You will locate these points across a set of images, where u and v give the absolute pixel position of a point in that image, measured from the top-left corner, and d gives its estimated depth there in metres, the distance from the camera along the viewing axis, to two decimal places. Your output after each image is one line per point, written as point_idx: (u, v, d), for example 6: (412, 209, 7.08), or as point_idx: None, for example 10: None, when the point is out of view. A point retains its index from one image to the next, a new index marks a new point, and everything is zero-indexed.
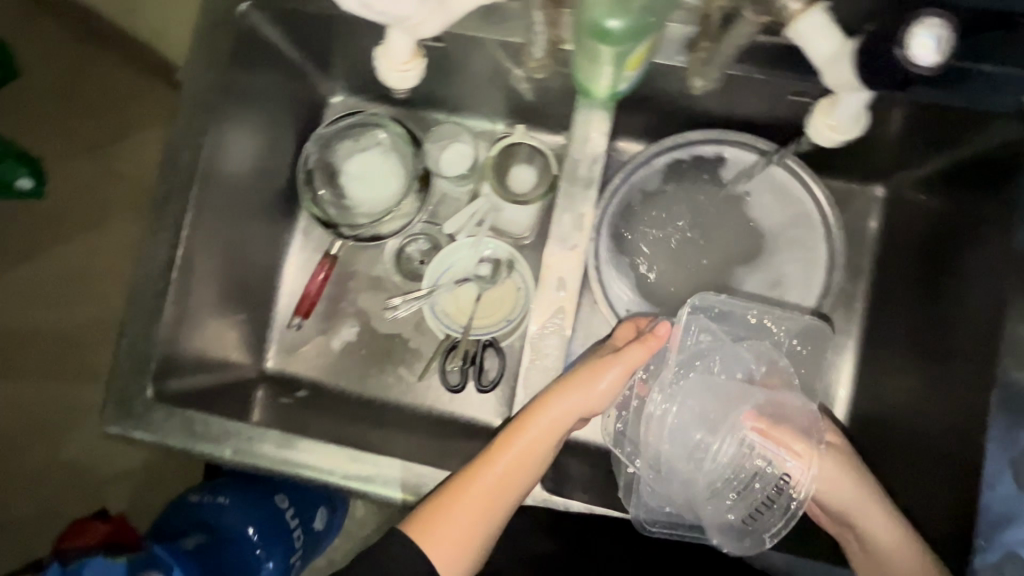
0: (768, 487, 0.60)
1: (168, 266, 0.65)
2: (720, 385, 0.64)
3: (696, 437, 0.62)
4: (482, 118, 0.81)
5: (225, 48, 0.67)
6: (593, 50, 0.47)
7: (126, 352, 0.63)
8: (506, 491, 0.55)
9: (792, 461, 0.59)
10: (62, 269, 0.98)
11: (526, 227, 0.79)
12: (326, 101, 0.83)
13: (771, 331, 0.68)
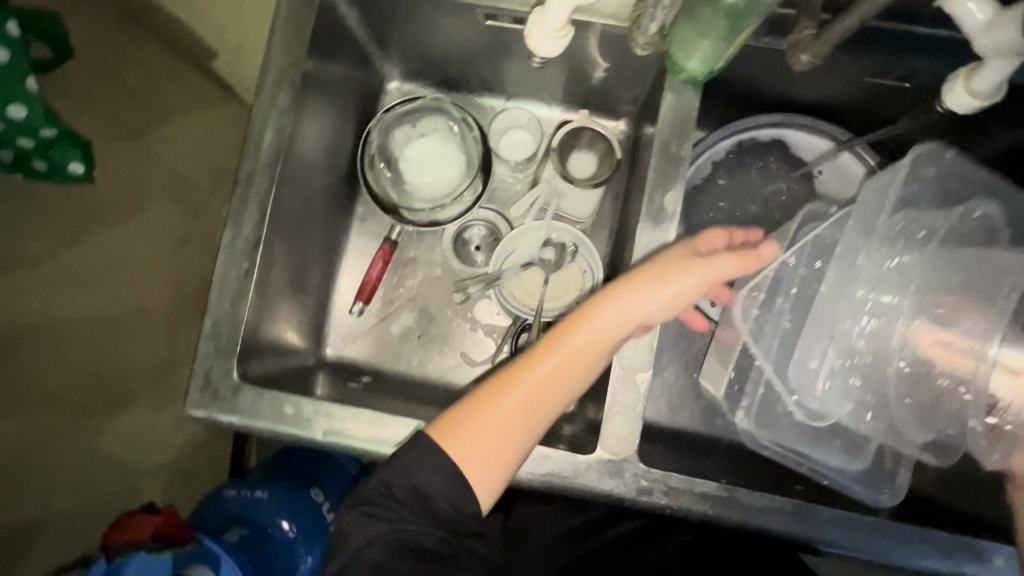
0: (945, 407, 0.58)
1: (251, 247, 0.64)
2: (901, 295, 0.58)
3: (857, 349, 0.60)
4: (541, 103, 0.82)
5: (306, 26, 0.67)
6: (708, 23, 0.49)
7: (209, 335, 0.62)
8: (549, 397, 0.52)
9: (987, 379, 0.55)
10: (110, 257, 1.01)
11: (588, 211, 0.80)
12: (384, 86, 0.83)
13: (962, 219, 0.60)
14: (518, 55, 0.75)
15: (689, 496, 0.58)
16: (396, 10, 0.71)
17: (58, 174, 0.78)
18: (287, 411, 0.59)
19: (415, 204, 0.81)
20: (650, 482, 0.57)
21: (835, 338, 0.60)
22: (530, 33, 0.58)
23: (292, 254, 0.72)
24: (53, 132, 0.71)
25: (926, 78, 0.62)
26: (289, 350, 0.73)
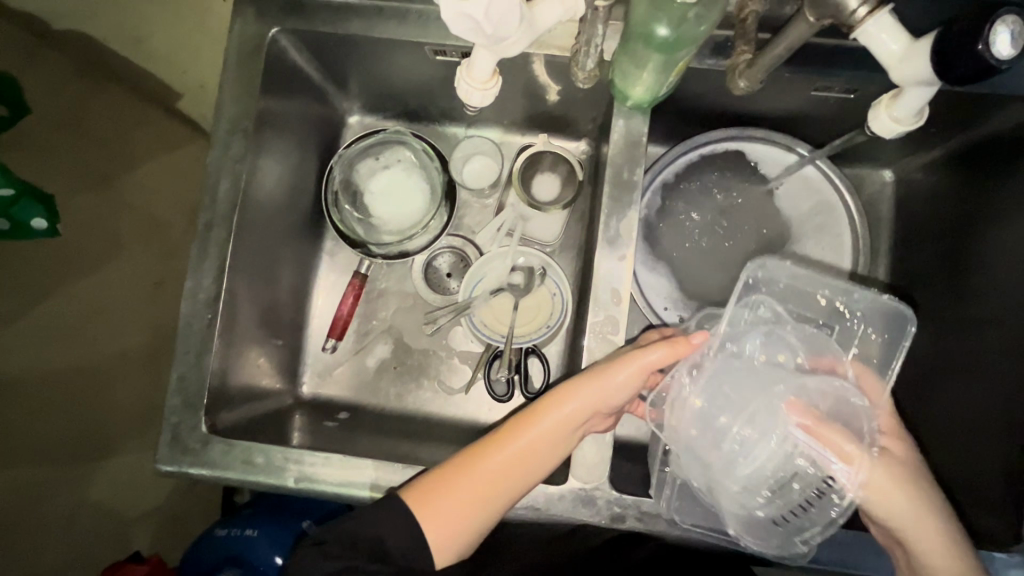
0: (807, 488, 0.58)
1: (214, 298, 0.65)
2: (764, 369, 0.61)
3: (719, 421, 0.60)
4: (501, 129, 0.83)
5: (257, 73, 0.67)
6: (642, 55, 0.50)
7: (176, 389, 0.62)
8: (512, 478, 0.52)
9: (838, 465, 0.54)
10: (82, 310, 0.96)
11: (554, 234, 0.81)
12: (344, 121, 0.84)
13: (842, 316, 0.66)
14: None
15: (663, 520, 0.60)
16: (347, 50, 0.71)
17: (21, 232, 0.78)
18: (258, 460, 0.60)
19: (382, 237, 0.81)
20: (623, 509, 0.59)
21: (702, 414, 0.60)
22: (458, 85, 0.58)
23: (260, 297, 0.72)
24: (10, 191, 0.72)
25: (869, 89, 0.63)
26: (262, 393, 0.73)
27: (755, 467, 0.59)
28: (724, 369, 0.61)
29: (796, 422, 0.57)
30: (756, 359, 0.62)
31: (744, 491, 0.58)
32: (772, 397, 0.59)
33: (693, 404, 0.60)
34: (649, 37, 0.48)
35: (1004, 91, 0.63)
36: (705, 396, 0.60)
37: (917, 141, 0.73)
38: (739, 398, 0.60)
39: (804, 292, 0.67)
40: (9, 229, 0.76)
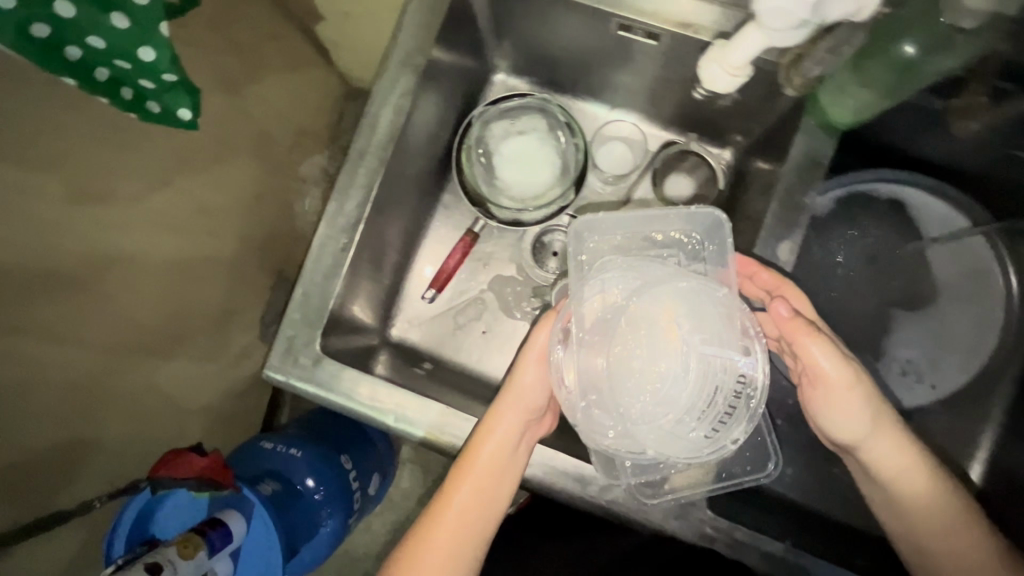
0: (728, 395, 0.65)
1: (352, 225, 0.67)
2: (617, 310, 0.65)
3: (597, 359, 0.64)
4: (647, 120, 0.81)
5: (439, 13, 0.67)
6: (872, 72, 0.61)
7: (299, 302, 0.66)
8: (482, 500, 0.67)
9: (742, 362, 0.64)
10: (190, 202, 0.96)
11: None
12: (490, 77, 0.82)
13: (680, 241, 0.70)
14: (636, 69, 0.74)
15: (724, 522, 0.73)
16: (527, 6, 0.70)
17: (168, 119, 0.77)
18: (364, 395, 0.66)
19: (503, 201, 0.80)
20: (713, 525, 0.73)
21: (593, 374, 0.64)
22: (707, 67, 0.64)
23: (381, 234, 0.73)
24: (174, 79, 0.71)
25: None
26: (363, 326, 0.75)
27: (677, 402, 0.63)
28: (597, 326, 0.65)
29: (693, 339, 0.64)
30: (612, 299, 0.65)
31: (679, 422, 0.63)
32: (638, 332, 0.65)
33: (576, 364, 0.65)
34: (895, 52, 0.59)
35: None
36: (585, 359, 0.65)
37: None
38: (613, 338, 0.64)
39: (636, 230, 0.71)
40: (158, 113, 0.75)
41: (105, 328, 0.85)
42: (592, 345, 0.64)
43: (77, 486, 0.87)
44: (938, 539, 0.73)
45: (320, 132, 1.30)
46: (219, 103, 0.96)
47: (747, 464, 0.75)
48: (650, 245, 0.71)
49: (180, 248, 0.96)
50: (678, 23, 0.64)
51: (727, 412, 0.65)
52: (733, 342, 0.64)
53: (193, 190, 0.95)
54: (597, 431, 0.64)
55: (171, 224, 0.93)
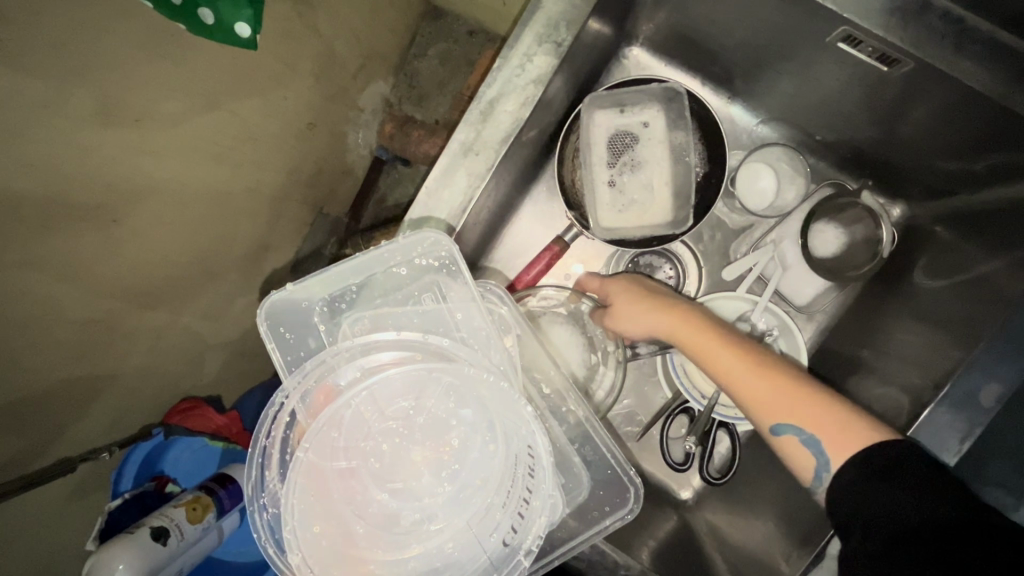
0: (519, 474, 0.64)
1: (459, 210, 0.67)
2: (357, 419, 0.64)
3: (342, 464, 0.63)
4: (795, 158, 0.83)
5: None
6: None
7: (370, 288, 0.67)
8: None
9: (524, 433, 0.63)
10: (241, 126, 0.83)
11: (810, 300, 0.84)
12: (623, 51, 0.82)
13: (417, 301, 0.68)
14: (791, 55, 0.69)
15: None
16: None
17: (221, 35, 0.63)
18: None
19: (610, 202, 0.79)
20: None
21: (331, 480, 0.62)
22: None
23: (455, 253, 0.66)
24: None
25: None
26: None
27: (477, 487, 0.64)
28: (349, 428, 0.63)
29: (402, 407, 0.66)
30: (358, 406, 0.63)
31: (486, 513, 0.63)
32: (366, 414, 0.64)
33: (330, 476, 0.62)
34: None
35: None
36: (346, 465, 0.63)
37: None
38: (352, 442, 0.64)
39: (337, 283, 0.67)
40: (209, 24, 0.61)
41: (136, 256, 0.76)
42: (347, 450, 0.63)
43: (87, 425, 0.81)
44: (799, 432, 0.61)
45: (390, 56, 1.16)
46: (286, 13, 0.80)
47: (602, 506, 0.70)
48: (366, 293, 0.68)
49: (224, 176, 0.85)
50: (937, 56, 0.59)
51: (526, 494, 0.64)
52: (520, 419, 0.63)
53: (243, 114, 0.82)
54: (399, 546, 0.62)
55: (217, 149, 0.81)
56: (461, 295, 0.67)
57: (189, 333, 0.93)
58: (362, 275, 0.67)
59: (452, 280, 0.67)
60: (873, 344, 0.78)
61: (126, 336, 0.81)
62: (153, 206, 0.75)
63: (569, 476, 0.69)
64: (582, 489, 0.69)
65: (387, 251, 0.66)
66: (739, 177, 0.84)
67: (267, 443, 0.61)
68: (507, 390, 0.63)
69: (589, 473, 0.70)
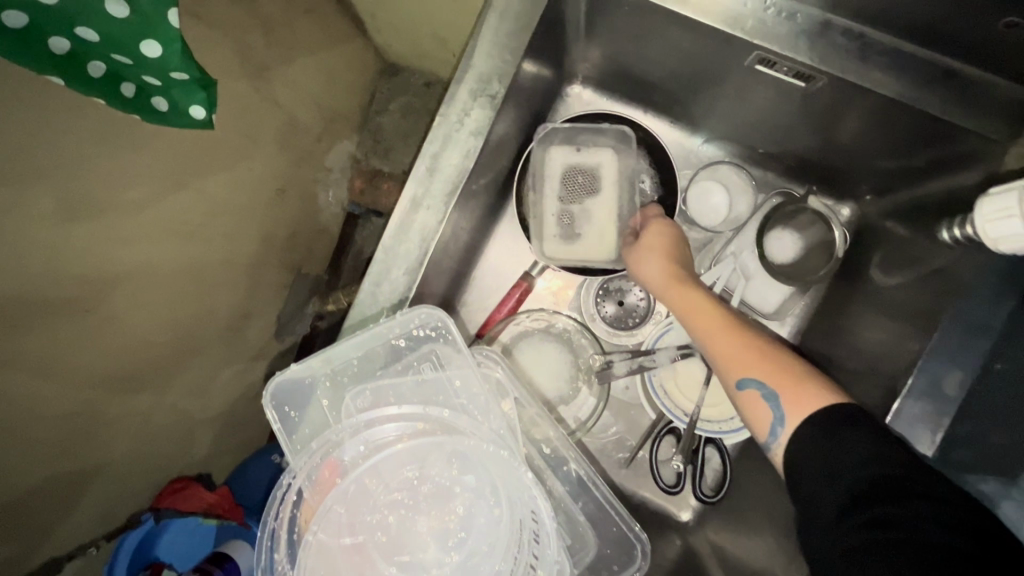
0: (525, 540, 0.63)
1: (417, 264, 0.68)
2: (363, 493, 0.64)
3: (350, 540, 0.63)
4: (738, 169, 0.86)
5: (531, 26, 0.66)
6: None
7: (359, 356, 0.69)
8: None
9: (530, 496, 0.64)
10: (209, 204, 0.85)
11: (775, 304, 0.86)
12: (565, 91, 0.85)
13: (417, 369, 0.69)
14: (722, 78, 0.72)
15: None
16: None
17: (177, 118, 0.64)
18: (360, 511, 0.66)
19: (570, 232, 0.81)
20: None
21: (340, 558, 0.62)
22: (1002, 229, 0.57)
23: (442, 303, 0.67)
24: (184, 77, 0.59)
25: None
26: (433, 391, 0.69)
27: (483, 560, 0.62)
28: (355, 502, 0.64)
29: (406, 480, 0.66)
30: (364, 479, 0.64)
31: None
32: (371, 487, 0.64)
33: (338, 554, 0.62)
34: None
35: None
36: (354, 541, 0.63)
37: None
38: (359, 518, 0.64)
39: (343, 356, 0.68)
40: (167, 110, 0.62)
41: (111, 344, 0.76)
42: (355, 526, 0.63)
43: (72, 523, 0.79)
44: (761, 388, 0.59)
45: (351, 117, 1.19)
46: (244, 93, 0.83)
47: (608, 564, 0.70)
48: (365, 367, 0.69)
49: (196, 255, 0.85)
50: (849, 69, 0.63)
51: (532, 561, 0.63)
52: (523, 486, 0.64)
53: (208, 192, 0.84)
54: None
55: (186, 230, 0.82)
56: (460, 362, 0.69)
57: (172, 414, 0.92)
58: (365, 348, 0.68)
59: (449, 349, 0.69)
60: (846, 342, 0.79)
61: (109, 424, 0.80)
62: (124, 294, 0.75)
63: (574, 535, 0.70)
64: (586, 548, 0.70)
65: (383, 326, 0.67)
66: (688, 196, 0.87)
67: (275, 525, 0.61)
68: (508, 457, 0.64)
69: (595, 533, 0.71)
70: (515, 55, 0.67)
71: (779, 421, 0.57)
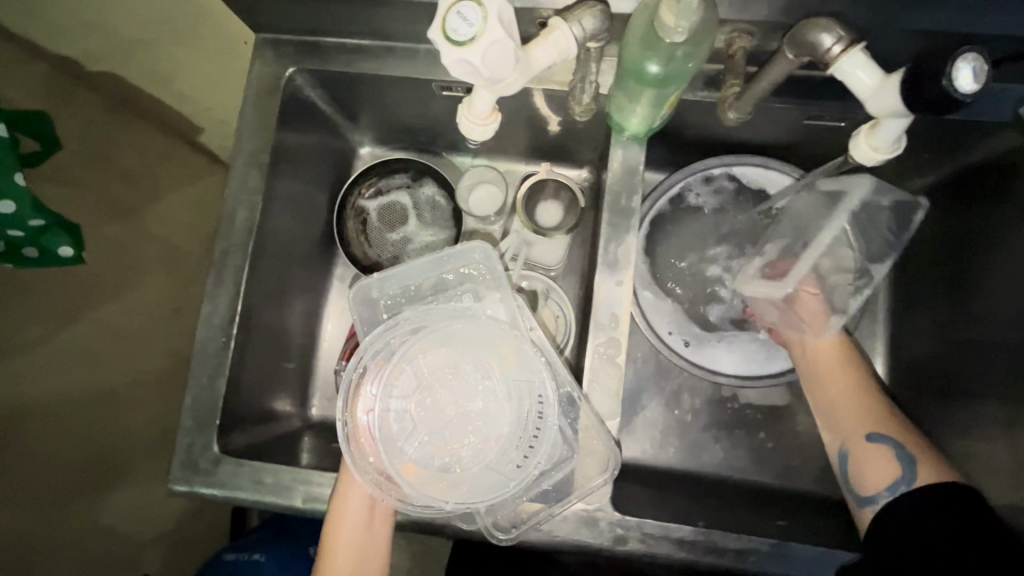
0: (530, 414, 0.63)
1: (227, 323, 0.65)
2: (413, 367, 0.64)
3: (397, 408, 0.63)
4: (506, 160, 0.85)
5: (268, 71, 0.68)
6: (635, 90, 0.52)
7: (189, 409, 0.62)
8: (370, 547, 0.63)
9: (547, 383, 0.63)
10: (105, 331, 0.94)
11: (558, 259, 0.82)
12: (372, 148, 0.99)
13: (458, 295, 0.69)
14: None
15: (665, 542, 0.60)
16: (355, 86, 0.72)
17: (46, 259, 0.80)
18: (265, 480, 0.61)
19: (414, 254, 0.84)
20: (625, 530, 0.61)
21: (392, 423, 0.63)
22: (458, 122, 0.54)
23: (279, 325, 0.75)
24: (41, 222, 0.74)
25: (860, 118, 0.63)
26: (264, 416, 0.72)
27: (494, 436, 0.63)
28: (405, 379, 0.64)
29: (444, 368, 0.64)
30: (416, 359, 0.64)
31: (500, 456, 0.62)
32: (423, 371, 0.64)
33: (392, 418, 0.63)
34: (640, 72, 0.49)
35: (994, 118, 0.61)
36: (403, 413, 0.63)
37: (915, 166, 0.72)
38: (411, 386, 0.64)
39: (410, 277, 0.70)
40: (36, 256, 0.78)
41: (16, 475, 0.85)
42: (404, 398, 0.63)
43: None
44: (894, 446, 0.59)
45: None
46: (109, 232, 0.95)
47: (589, 470, 0.62)
48: (421, 292, 0.70)
49: (99, 378, 0.94)
50: None
51: (534, 435, 0.63)
52: (535, 365, 0.64)
53: (100, 322, 0.94)
54: (432, 483, 0.61)
55: (80, 358, 0.91)
56: (495, 282, 0.69)
57: (107, 535, 0.96)
58: (423, 275, 0.70)
59: (493, 285, 0.69)
60: (669, 258, 0.77)
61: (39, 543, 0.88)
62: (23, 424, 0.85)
63: (564, 440, 0.63)
64: (574, 454, 0.63)
65: (443, 257, 0.70)
66: (457, 195, 0.83)
67: (347, 381, 0.63)
68: (532, 349, 0.64)
69: (583, 444, 0.63)
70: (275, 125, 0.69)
71: (906, 479, 0.57)
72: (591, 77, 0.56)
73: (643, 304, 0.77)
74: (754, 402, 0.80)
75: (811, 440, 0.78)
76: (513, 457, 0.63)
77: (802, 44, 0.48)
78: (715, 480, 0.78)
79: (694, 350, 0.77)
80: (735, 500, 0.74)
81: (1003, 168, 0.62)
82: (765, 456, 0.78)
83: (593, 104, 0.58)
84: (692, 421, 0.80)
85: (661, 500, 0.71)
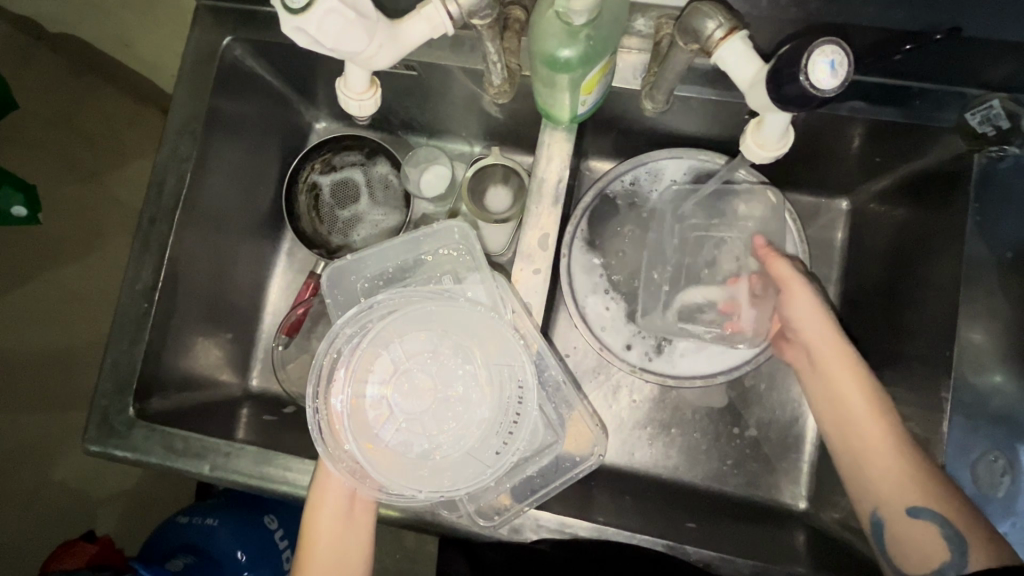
0: (510, 401, 0.63)
1: (151, 288, 0.68)
2: (392, 351, 0.64)
3: (375, 393, 0.63)
4: (460, 141, 0.84)
5: (207, 40, 0.69)
6: (550, 78, 0.50)
7: (109, 372, 0.66)
8: (349, 550, 0.63)
9: (526, 372, 0.63)
10: (64, 292, 0.95)
11: (504, 245, 0.79)
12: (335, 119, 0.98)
13: (432, 275, 0.69)
14: (415, 98, 0.76)
15: (558, 534, 0.63)
16: (297, 60, 0.71)
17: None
18: (178, 446, 0.64)
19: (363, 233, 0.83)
20: (522, 520, 0.63)
21: (368, 409, 0.63)
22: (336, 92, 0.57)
23: (213, 293, 0.75)
24: None
25: None
26: (190, 381, 0.73)
27: (474, 421, 0.63)
28: (384, 367, 0.64)
29: (421, 354, 0.65)
30: (399, 348, 0.65)
31: (479, 442, 0.63)
32: (404, 359, 0.64)
33: (368, 405, 0.63)
34: (552, 59, 0.48)
35: (939, 124, 0.60)
36: (379, 398, 0.63)
37: (866, 170, 0.69)
38: (393, 373, 0.64)
39: (383, 260, 0.70)
40: None
41: None
42: (382, 382, 0.64)
43: None
44: (935, 515, 0.54)
45: None
46: (76, 192, 0.95)
47: (569, 457, 0.67)
48: (397, 274, 0.70)
49: (55, 336, 0.94)
50: None
51: (514, 420, 0.64)
52: (515, 351, 0.63)
53: (61, 283, 0.94)
54: (412, 471, 0.61)
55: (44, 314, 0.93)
56: (472, 262, 0.68)
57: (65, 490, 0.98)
58: (399, 257, 0.70)
59: (468, 262, 0.68)
60: (611, 247, 0.76)
61: None
62: None
63: (547, 425, 0.67)
64: (559, 440, 0.67)
65: (420, 236, 0.69)
66: (408, 179, 0.81)
67: (320, 365, 0.62)
68: (511, 335, 0.63)
69: (566, 430, 0.68)
70: (209, 95, 0.70)
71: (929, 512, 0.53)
72: (494, 58, 0.56)
73: (578, 290, 0.75)
74: (692, 401, 0.79)
75: (742, 444, 0.77)
76: (488, 446, 0.63)
77: (688, 30, 0.49)
78: (643, 475, 0.77)
79: (631, 344, 0.76)
80: (659, 500, 0.73)
81: (946, 177, 0.60)
82: (697, 456, 0.78)
83: (504, 85, 0.60)
84: (627, 416, 0.79)
85: (580, 492, 0.70)
